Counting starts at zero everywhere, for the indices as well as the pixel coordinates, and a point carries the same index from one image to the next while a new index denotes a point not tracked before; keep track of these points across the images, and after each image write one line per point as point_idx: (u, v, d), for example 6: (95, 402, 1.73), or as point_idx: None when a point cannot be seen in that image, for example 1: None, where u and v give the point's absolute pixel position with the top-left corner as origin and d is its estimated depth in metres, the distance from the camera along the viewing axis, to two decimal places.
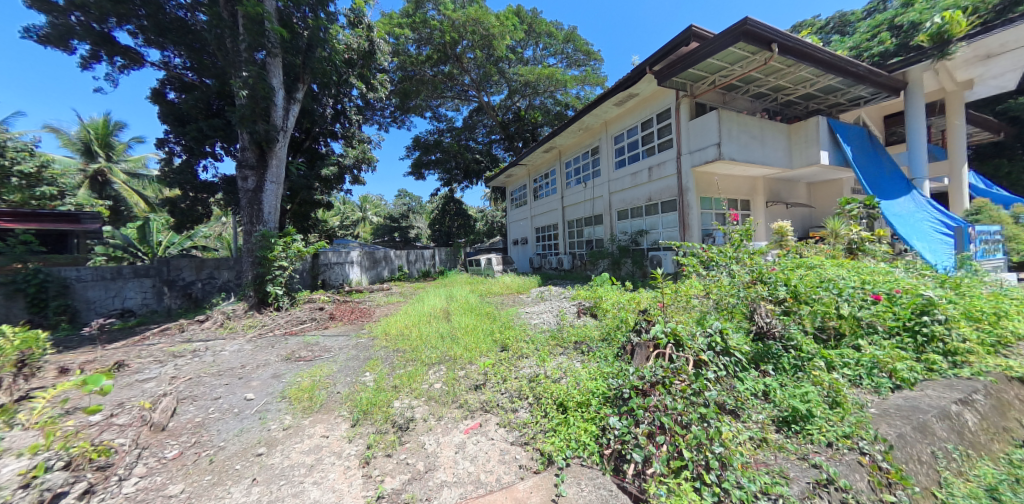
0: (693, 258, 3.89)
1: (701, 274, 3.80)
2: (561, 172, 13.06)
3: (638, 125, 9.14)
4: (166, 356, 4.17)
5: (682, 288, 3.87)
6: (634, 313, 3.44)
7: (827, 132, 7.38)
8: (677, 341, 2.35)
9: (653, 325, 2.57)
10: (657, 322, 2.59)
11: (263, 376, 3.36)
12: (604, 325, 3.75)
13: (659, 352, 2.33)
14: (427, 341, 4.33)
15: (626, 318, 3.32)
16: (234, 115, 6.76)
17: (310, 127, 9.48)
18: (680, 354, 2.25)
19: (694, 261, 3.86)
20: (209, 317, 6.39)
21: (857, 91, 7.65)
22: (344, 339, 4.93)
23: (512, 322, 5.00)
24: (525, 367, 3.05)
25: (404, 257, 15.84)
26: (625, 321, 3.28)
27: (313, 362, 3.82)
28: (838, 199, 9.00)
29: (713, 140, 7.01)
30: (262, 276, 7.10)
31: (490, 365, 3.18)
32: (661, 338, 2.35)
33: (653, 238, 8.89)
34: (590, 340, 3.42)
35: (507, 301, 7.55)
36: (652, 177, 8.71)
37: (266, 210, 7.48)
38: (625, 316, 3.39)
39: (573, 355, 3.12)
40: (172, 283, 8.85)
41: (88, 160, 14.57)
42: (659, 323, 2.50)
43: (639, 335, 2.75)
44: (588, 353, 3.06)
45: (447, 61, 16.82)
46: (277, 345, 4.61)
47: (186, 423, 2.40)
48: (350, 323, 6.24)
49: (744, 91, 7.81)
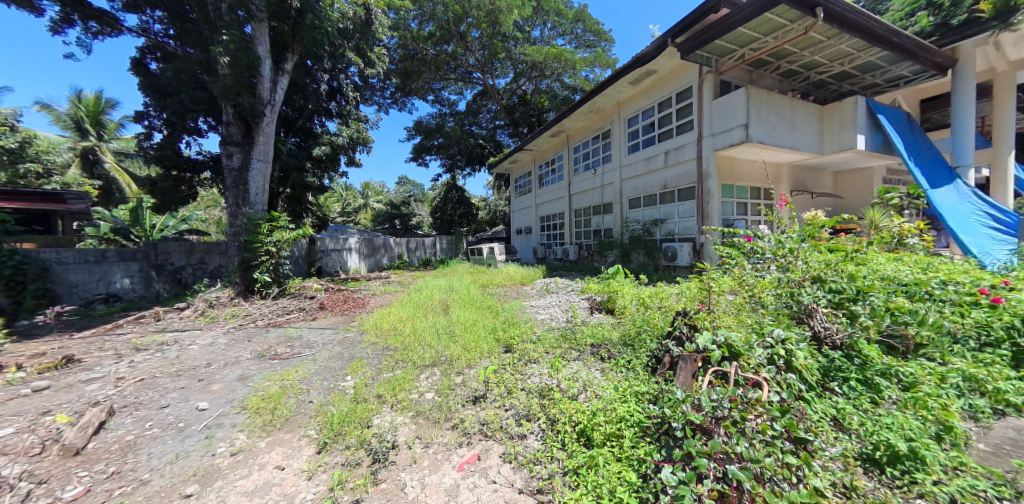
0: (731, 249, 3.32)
1: (739, 269, 3.23)
2: (568, 158, 12.37)
3: (655, 106, 8.47)
4: (129, 350, 3.71)
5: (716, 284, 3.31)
6: (666, 314, 2.92)
7: (865, 114, 6.70)
8: (734, 355, 1.85)
9: (699, 333, 2.03)
10: (702, 329, 2.06)
11: (228, 378, 2.88)
12: (624, 325, 3.25)
13: (714, 370, 1.80)
14: (421, 338, 3.86)
15: (654, 318, 2.81)
16: (217, 87, 6.17)
17: (303, 104, 8.89)
18: (744, 374, 1.70)
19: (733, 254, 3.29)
20: (190, 305, 5.94)
21: (900, 69, 6.93)
22: (330, 332, 4.46)
23: (516, 317, 4.51)
24: (535, 377, 2.55)
25: (405, 245, 15.44)
26: (655, 322, 2.77)
27: (290, 360, 3.34)
28: (868, 189, 8.37)
29: (740, 121, 6.38)
30: (249, 262, 6.66)
31: (491, 373, 2.65)
32: (712, 351, 1.84)
33: (668, 228, 8.32)
34: (612, 344, 2.90)
35: (511, 293, 7.10)
36: (669, 162, 8.10)
37: (252, 190, 6.94)
38: (652, 317, 2.87)
39: (593, 363, 2.60)
40: (161, 267, 8.43)
41: (80, 138, 13.98)
42: (706, 330, 1.98)
43: (676, 344, 2.21)
44: (611, 362, 2.53)
45: (451, 40, 16.04)
46: (256, 338, 4.14)
47: (111, 443, 1.92)
48: (341, 314, 5.79)
49: (773, 68, 7.11)
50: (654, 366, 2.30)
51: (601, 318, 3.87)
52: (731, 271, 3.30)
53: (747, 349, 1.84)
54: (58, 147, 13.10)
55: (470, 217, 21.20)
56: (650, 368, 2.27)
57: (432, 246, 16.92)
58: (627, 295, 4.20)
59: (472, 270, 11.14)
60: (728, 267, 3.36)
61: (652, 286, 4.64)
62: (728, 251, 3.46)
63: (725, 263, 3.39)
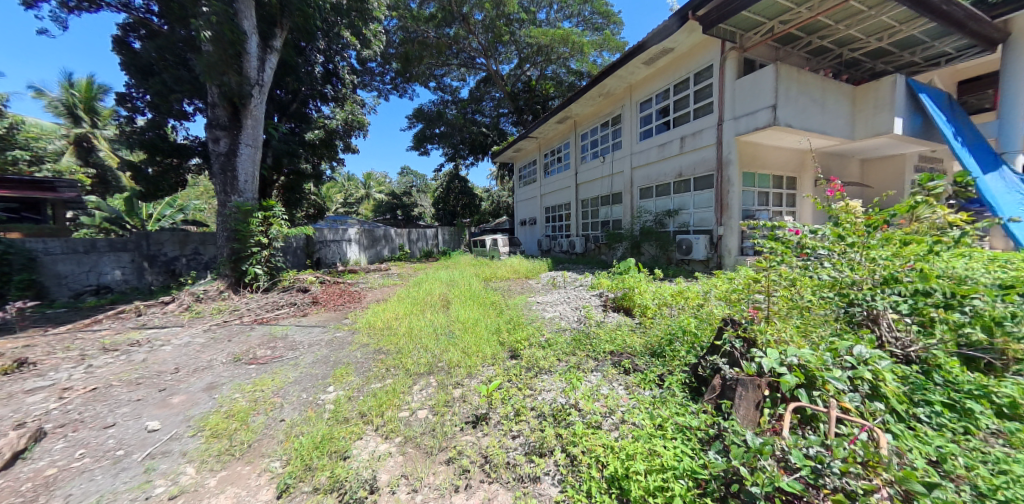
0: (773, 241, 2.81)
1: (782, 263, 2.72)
2: (575, 145, 11.80)
3: (670, 88, 7.91)
4: (96, 351, 3.34)
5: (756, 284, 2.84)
6: (700, 319, 2.51)
7: (904, 94, 6.13)
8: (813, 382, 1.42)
9: (758, 349, 1.61)
10: (764, 344, 1.63)
11: (194, 387, 2.51)
12: (647, 329, 2.85)
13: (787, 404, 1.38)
14: (418, 340, 3.48)
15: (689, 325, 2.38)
16: (200, 64, 5.72)
17: (297, 87, 8.42)
18: (832, 414, 1.27)
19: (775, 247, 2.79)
20: (175, 298, 5.59)
21: (944, 45, 6.31)
22: (320, 331, 4.11)
23: (521, 316, 4.12)
24: (550, 395, 2.16)
25: (406, 236, 15.07)
26: (690, 332, 2.34)
27: (268, 366, 2.96)
28: (898, 178, 7.85)
29: (767, 102, 5.84)
30: (239, 254, 6.30)
31: (496, 388, 2.26)
32: (785, 378, 1.41)
33: (682, 219, 7.85)
34: (637, 354, 2.48)
35: (515, 287, 6.74)
36: (685, 149, 7.57)
37: (241, 177, 6.51)
38: (686, 324, 2.44)
39: (619, 379, 2.20)
40: (154, 259, 8.07)
41: (73, 125, 13.47)
42: (771, 348, 1.56)
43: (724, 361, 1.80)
44: (641, 377, 2.13)
45: (453, 23, 15.39)
46: (238, 338, 3.79)
47: (25, 481, 1.56)
48: (334, 310, 5.44)
49: (803, 44, 6.53)
50: (699, 387, 1.87)
51: (621, 319, 3.44)
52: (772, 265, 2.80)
53: (833, 376, 1.40)
54: (51, 134, 12.75)
55: (473, 207, 20.79)
56: (693, 392, 1.84)
57: (434, 237, 16.54)
58: (649, 295, 3.76)
59: (474, 263, 10.78)
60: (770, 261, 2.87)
61: (675, 283, 4.19)
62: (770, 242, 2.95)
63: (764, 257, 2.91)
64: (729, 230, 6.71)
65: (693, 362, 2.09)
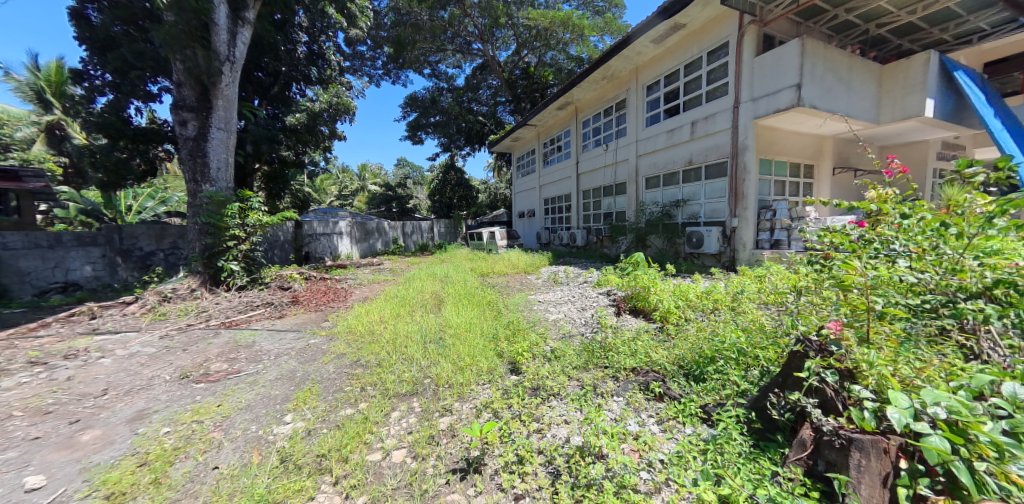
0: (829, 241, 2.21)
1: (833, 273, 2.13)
2: (576, 133, 11.21)
3: (680, 69, 7.36)
4: (22, 364, 2.83)
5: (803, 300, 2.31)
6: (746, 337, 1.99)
7: (937, 72, 5.65)
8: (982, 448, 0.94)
9: (879, 393, 1.11)
10: (890, 385, 1.13)
11: (117, 418, 2.00)
12: (671, 339, 2.41)
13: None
14: (403, 350, 3.01)
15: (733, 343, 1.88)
16: (159, 36, 5.08)
17: (277, 67, 7.77)
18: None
19: (831, 249, 2.16)
20: (138, 298, 5.04)
21: (981, 20, 5.76)
22: (293, 337, 3.61)
23: (521, 319, 3.65)
24: (567, 433, 1.69)
25: (400, 229, 14.54)
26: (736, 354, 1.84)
27: (220, 385, 2.45)
28: (919, 165, 7.43)
29: (791, 81, 5.31)
30: (212, 248, 5.75)
31: (500, 423, 1.79)
32: (946, 456, 0.93)
33: (692, 211, 7.37)
34: (671, 376, 1.99)
35: (515, 283, 6.34)
36: (696, 134, 7.05)
37: (213, 164, 5.90)
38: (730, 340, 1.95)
39: (656, 413, 1.74)
40: (127, 253, 7.31)
41: (44, 111, 12.66)
42: (901, 393, 1.07)
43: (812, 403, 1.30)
44: (684, 415, 1.65)
45: (448, 4, 14.62)
46: (196, 346, 3.27)
47: None
48: (316, 310, 4.97)
49: (827, 19, 5.97)
50: (767, 433, 1.41)
51: (639, 326, 2.97)
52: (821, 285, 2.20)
53: (1009, 441, 0.90)
54: (22, 121, 12.02)
55: (470, 200, 20.20)
56: (761, 439, 1.39)
57: (429, 230, 16.05)
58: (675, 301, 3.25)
59: (471, 257, 10.32)
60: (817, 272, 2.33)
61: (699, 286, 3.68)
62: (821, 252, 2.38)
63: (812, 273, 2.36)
64: (744, 222, 6.26)
65: (752, 393, 1.63)
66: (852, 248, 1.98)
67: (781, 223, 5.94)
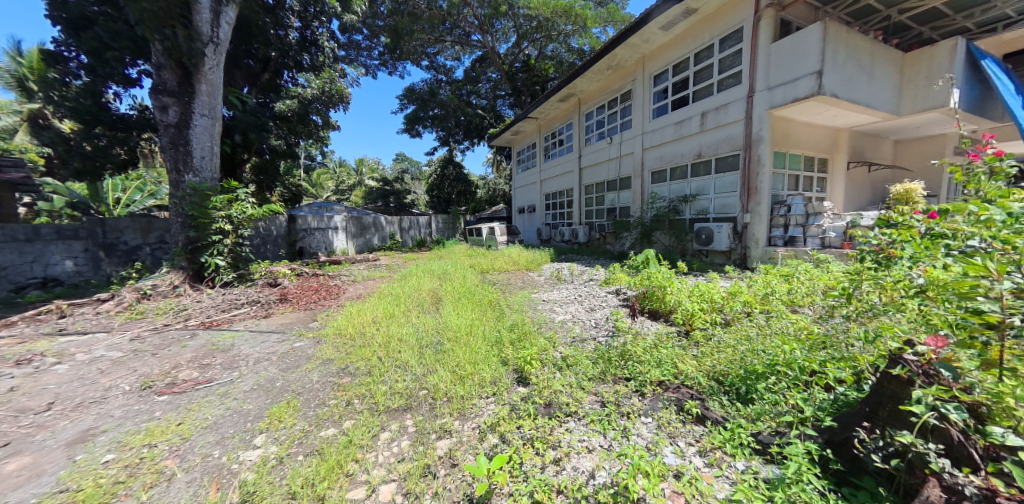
0: (884, 237, 1.91)
1: (892, 277, 1.84)
2: (579, 126, 10.88)
3: (691, 57, 7.04)
4: None
5: (849, 304, 2.04)
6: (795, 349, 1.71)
7: (965, 59, 5.36)
8: None
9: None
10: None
11: (54, 441, 1.69)
12: (698, 349, 2.15)
13: None
14: (397, 356, 2.73)
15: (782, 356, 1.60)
16: (135, 13, 4.70)
17: (267, 53, 7.40)
18: None
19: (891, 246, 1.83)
20: (114, 295, 4.71)
21: (1008, 7, 5.47)
22: (277, 340, 3.29)
23: (527, 321, 3.38)
24: (592, 467, 1.43)
25: (397, 224, 14.20)
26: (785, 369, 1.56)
27: (185, 398, 2.13)
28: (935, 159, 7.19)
29: (812, 67, 5.00)
30: (196, 243, 5.43)
31: (511, 452, 1.51)
32: None
33: (701, 206, 7.09)
34: (709, 394, 1.72)
35: (516, 281, 6.08)
36: (706, 126, 6.75)
37: (196, 152, 5.53)
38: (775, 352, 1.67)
39: (697, 440, 1.47)
40: (112, 248, 6.73)
41: (26, 99, 12.17)
42: None
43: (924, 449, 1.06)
44: (733, 446, 1.38)
45: None
46: (168, 350, 2.95)
47: None
48: (306, 308, 4.68)
49: (847, 3, 5.66)
50: (849, 475, 1.22)
51: (658, 330, 2.69)
52: (875, 290, 1.92)
53: None
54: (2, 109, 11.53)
55: (469, 195, 19.96)
56: (842, 483, 1.16)
57: (427, 226, 15.73)
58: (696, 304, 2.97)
59: (470, 253, 10.01)
60: (867, 273, 2.04)
61: (719, 287, 3.41)
62: (870, 249, 2.09)
63: (860, 274, 2.08)
64: (757, 218, 5.98)
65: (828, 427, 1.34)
66: (924, 245, 1.68)
67: (796, 219, 5.66)
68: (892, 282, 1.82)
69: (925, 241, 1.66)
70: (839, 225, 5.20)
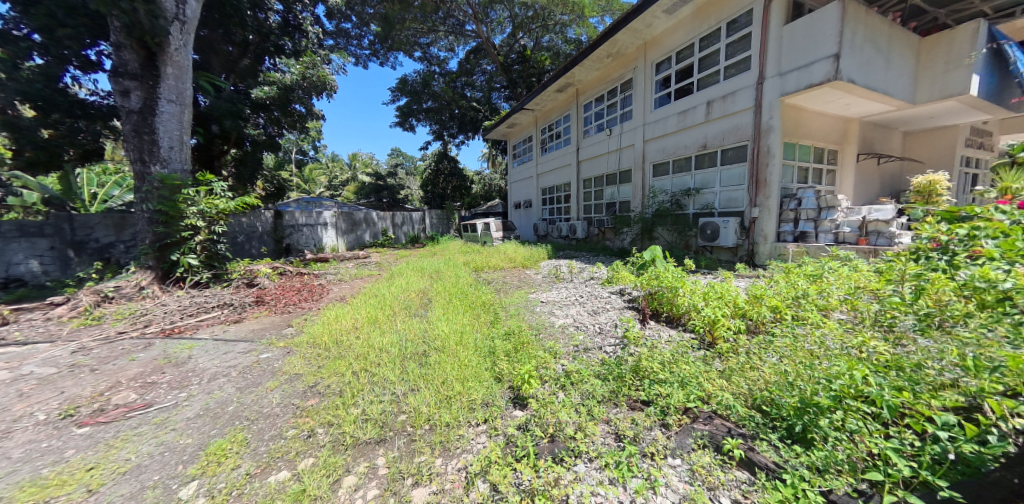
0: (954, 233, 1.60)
1: (967, 284, 1.53)
2: (577, 117, 10.49)
3: (695, 42, 6.67)
4: None
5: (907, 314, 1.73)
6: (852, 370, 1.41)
7: (987, 45, 5.08)
8: None
9: None
10: None
11: None
12: (722, 367, 1.85)
13: None
14: (375, 370, 2.39)
15: (841, 385, 1.29)
16: None
17: (245, 36, 6.91)
18: None
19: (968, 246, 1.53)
20: (69, 299, 4.28)
21: None
22: (242, 350, 2.91)
23: (523, 327, 3.05)
24: None
25: (389, 220, 13.76)
26: (848, 402, 1.25)
27: (111, 429, 1.76)
28: (946, 151, 6.93)
29: (829, 50, 4.67)
30: (164, 240, 4.99)
31: None
32: None
33: (705, 200, 6.77)
34: (754, 430, 1.41)
35: (512, 279, 5.73)
36: (712, 115, 6.41)
37: (164, 141, 5.07)
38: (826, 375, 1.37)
39: (746, 497, 1.17)
40: (81, 246, 5.83)
41: None
42: None
43: None
44: None
45: None
46: (110, 365, 2.54)
47: None
48: (284, 311, 4.30)
49: None
50: None
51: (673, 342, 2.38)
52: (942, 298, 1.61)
53: None
54: None
55: (464, 190, 19.45)
56: None
57: (421, 222, 15.29)
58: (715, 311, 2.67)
59: (464, 250, 9.64)
60: (927, 276, 1.72)
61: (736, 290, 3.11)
62: (929, 247, 1.78)
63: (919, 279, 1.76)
64: (766, 212, 5.67)
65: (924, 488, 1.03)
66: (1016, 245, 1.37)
67: (807, 213, 5.36)
68: (969, 289, 1.51)
69: (1014, 235, 1.32)
70: (854, 220, 4.91)
